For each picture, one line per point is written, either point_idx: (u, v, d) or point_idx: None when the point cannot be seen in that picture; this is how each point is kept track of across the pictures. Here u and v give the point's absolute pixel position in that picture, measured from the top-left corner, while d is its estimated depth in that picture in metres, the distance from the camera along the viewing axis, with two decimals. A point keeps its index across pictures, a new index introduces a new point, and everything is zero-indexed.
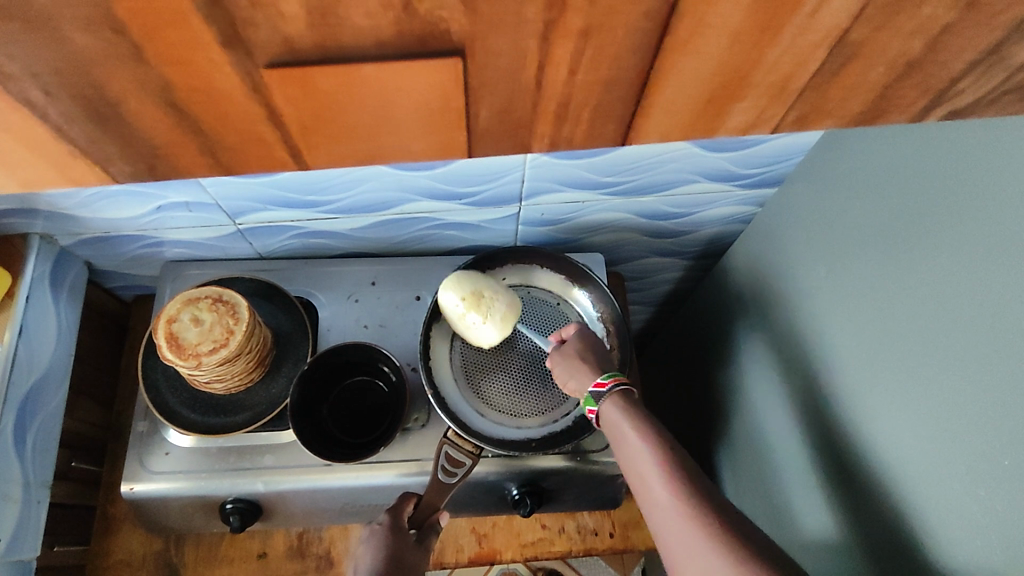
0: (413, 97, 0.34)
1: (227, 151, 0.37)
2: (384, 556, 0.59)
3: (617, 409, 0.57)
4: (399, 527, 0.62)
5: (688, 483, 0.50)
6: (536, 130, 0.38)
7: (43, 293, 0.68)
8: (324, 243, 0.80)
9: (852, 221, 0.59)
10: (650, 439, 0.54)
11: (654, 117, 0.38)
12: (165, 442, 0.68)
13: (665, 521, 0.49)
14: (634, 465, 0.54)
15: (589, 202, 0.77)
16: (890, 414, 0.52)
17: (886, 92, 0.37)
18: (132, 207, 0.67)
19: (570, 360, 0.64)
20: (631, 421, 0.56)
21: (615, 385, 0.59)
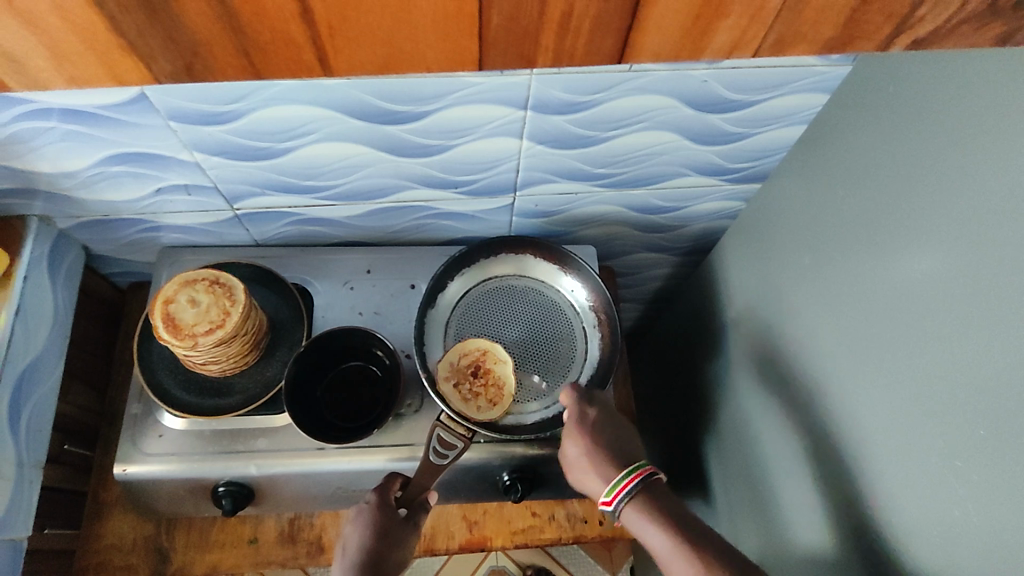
0: (439, 5, 0.38)
1: (260, 54, 0.40)
2: (371, 535, 0.60)
3: (640, 509, 0.59)
4: (387, 505, 0.63)
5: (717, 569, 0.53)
6: (542, 43, 0.41)
7: (41, 274, 0.69)
8: (319, 232, 0.80)
9: (835, 210, 0.61)
10: (677, 542, 0.56)
11: (665, 34, 0.41)
12: (159, 425, 0.68)
13: None
14: (667, 565, 0.56)
15: (582, 194, 0.78)
16: (873, 394, 0.54)
17: (854, 18, 0.41)
18: (131, 190, 0.68)
19: (581, 463, 0.64)
20: (658, 521, 0.58)
21: (631, 488, 0.60)
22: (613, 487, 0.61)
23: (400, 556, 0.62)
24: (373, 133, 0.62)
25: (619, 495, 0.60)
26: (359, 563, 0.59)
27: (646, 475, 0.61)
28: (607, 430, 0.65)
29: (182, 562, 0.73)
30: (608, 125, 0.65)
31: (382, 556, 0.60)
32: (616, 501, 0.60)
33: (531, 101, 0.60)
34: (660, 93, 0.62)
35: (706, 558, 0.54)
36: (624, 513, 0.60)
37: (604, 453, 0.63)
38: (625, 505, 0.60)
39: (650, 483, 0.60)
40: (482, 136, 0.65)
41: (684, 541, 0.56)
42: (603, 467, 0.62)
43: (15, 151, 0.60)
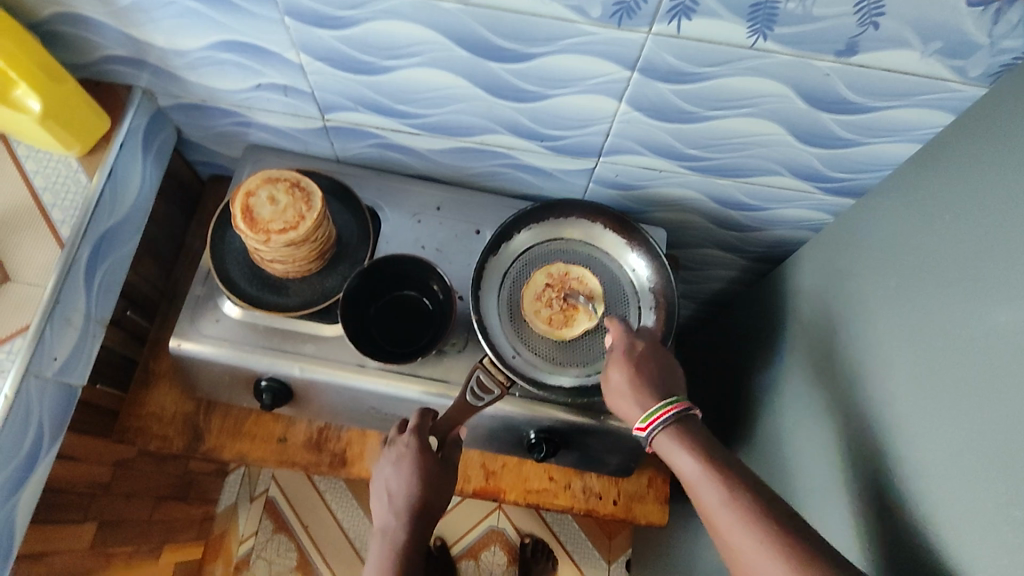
0: None
1: None
2: (419, 480, 0.60)
3: (675, 437, 0.58)
4: (428, 450, 0.62)
5: (744, 498, 0.52)
6: None
7: (134, 145, 0.71)
8: (399, 160, 0.81)
9: (932, 237, 0.58)
10: (708, 467, 0.54)
11: None
12: (217, 310, 0.71)
13: (739, 548, 0.50)
14: (695, 487, 0.55)
15: (666, 172, 0.76)
16: (937, 432, 0.52)
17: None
18: (234, 80, 0.69)
19: (624, 390, 0.62)
20: (691, 445, 0.57)
21: (666, 417, 0.59)
22: (650, 415, 0.59)
23: (450, 488, 0.63)
24: (476, 67, 0.62)
25: (654, 423, 0.59)
26: (411, 507, 0.60)
27: (682, 410, 0.59)
28: (653, 362, 0.63)
29: (213, 444, 0.76)
30: (714, 103, 0.63)
31: (431, 499, 0.61)
32: (651, 428, 0.59)
33: (641, 62, 0.58)
34: (776, 79, 0.59)
35: (735, 484, 0.53)
36: (658, 440, 0.59)
37: (649, 386, 0.61)
38: (658, 433, 0.59)
39: (686, 417, 0.59)
40: (583, 91, 0.63)
41: (713, 466, 0.54)
42: (646, 396, 0.61)
43: (136, 20, 0.62)
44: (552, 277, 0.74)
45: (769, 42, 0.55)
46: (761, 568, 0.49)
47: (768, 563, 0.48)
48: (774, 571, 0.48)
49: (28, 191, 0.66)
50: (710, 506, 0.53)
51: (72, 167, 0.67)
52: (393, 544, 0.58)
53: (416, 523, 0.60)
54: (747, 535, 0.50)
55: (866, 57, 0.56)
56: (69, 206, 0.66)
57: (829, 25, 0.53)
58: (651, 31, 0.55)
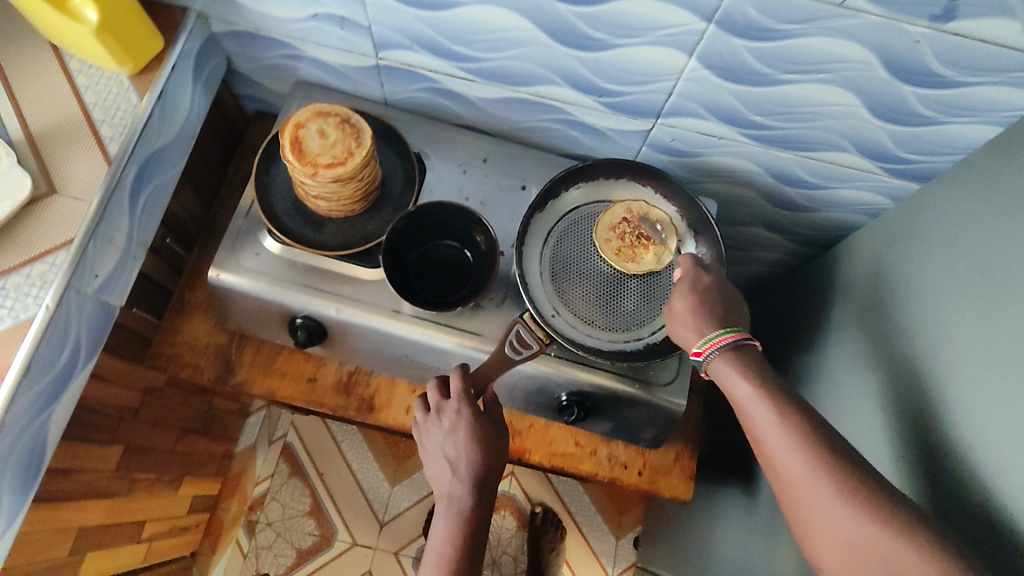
0: None
1: None
2: (473, 442, 0.59)
3: (731, 362, 0.55)
4: (479, 412, 0.60)
5: (801, 427, 0.50)
6: None
7: (185, 69, 0.70)
8: (449, 107, 0.79)
9: (1007, 222, 0.54)
10: (764, 393, 0.52)
11: None
12: (258, 243, 0.70)
13: (793, 478, 0.49)
14: (748, 412, 0.53)
15: (725, 140, 0.73)
16: (995, 424, 0.49)
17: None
18: (290, 8, 0.67)
19: (687, 318, 0.60)
20: (748, 371, 0.54)
21: (726, 343, 0.56)
22: (709, 339, 0.57)
23: (505, 447, 0.62)
24: (543, 8, 0.59)
25: (711, 347, 0.57)
26: (474, 472, 0.59)
27: (741, 338, 0.57)
28: (717, 293, 0.61)
29: (243, 378, 0.76)
30: (790, 66, 0.60)
31: (491, 460, 0.60)
32: (708, 353, 0.57)
33: (719, 13, 0.55)
34: (861, 41, 0.56)
35: (792, 411, 0.51)
36: (713, 365, 0.57)
37: (710, 314, 0.59)
38: (713, 358, 0.57)
39: (746, 344, 0.56)
40: (652, 42, 0.60)
41: (770, 393, 0.52)
42: (705, 322, 0.59)
43: None
44: (631, 214, 0.72)
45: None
46: (813, 495, 0.47)
47: (820, 491, 0.47)
48: (828, 508, 0.46)
49: (78, 106, 0.65)
50: (764, 432, 0.51)
51: (123, 85, 0.66)
52: (458, 510, 0.58)
53: (482, 488, 0.59)
54: (803, 467, 0.48)
55: (964, 23, 0.52)
56: (118, 124, 0.65)
57: None
58: None
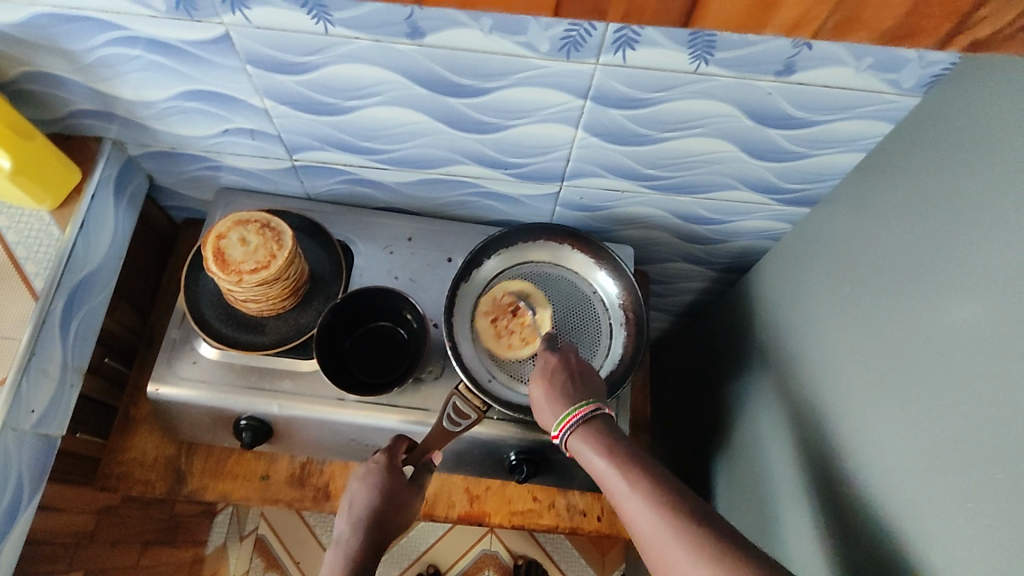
0: None
1: None
2: (378, 496, 0.62)
3: (583, 436, 0.60)
4: (394, 471, 0.64)
5: (649, 482, 0.53)
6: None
7: (106, 195, 0.73)
8: (369, 194, 0.83)
9: (878, 245, 0.60)
10: (613, 457, 0.56)
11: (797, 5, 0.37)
12: (195, 352, 0.72)
13: (646, 530, 0.50)
14: (606, 484, 0.56)
15: (628, 192, 0.79)
16: (889, 430, 0.54)
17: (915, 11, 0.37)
18: (201, 127, 0.71)
19: (542, 403, 0.64)
20: (598, 441, 0.59)
21: (574, 421, 0.61)
22: (561, 419, 0.62)
23: (403, 520, 0.63)
24: (434, 102, 0.64)
25: (566, 426, 0.61)
26: (365, 519, 0.60)
27: (588, 409, 0.61)
28: (567, 369, 0.66)
29: (195, 486, 0.76)
30: (665, 126, 0.66)
31: (385, 516, 0.62)
32: (563, 433, 0.61)
33: (592, 90, 0.61)
34: (722, 100, 0.62)
35: (638, 472, 0.54)
36: (571, 442, 0.61)
37: (561, 392, 0.64)
38: (569, 433, 0.61)
39: (596, 416, 0.61)
40: (540, 120, 0.66)
41: (619, 457, 0.56)
42: (559, 402, 0.63)
43: (102, 74, 0.64)
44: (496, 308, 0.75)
45: (711, 66, 0.57)
46: (666, 550, 0.48)
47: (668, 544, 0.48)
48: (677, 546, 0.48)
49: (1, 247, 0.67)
50: (618, 495, 0.54)
51: (44, 221, 0.68)
52: (344, 552, 0.58)
53: (369, 538, 0.60)
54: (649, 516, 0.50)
55: (804, 75, 0.58)
56: (42, 259, 0.67)
57: (764, 48, 0.55)
58: (598, 62, 0.57)
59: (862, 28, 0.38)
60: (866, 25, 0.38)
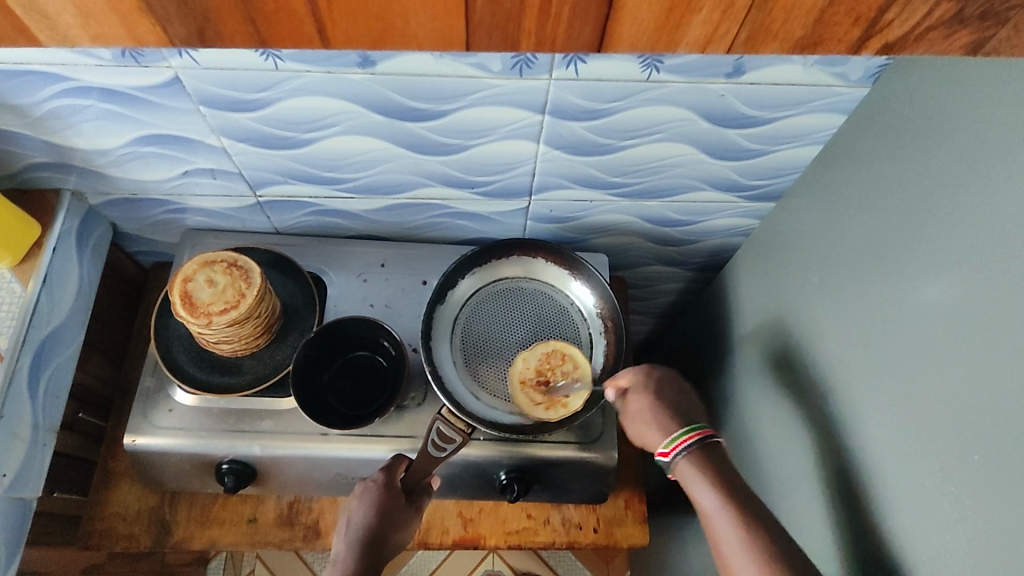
0: None
1: (521, 17, 0.38)
2: (376, 515, 0.62)
3: (697, 465, 0.60)
4: (392, 492, 0.64)
5: (762, 537, 0.54)
6: (683, 21, 0.38)
7: (69, 247, 0.71)
8: (338, 224, 0.82)
9: (845, 233, 0.61)
10: (729, 500, 0.56)
11: (703, 24, 0.38)
12: (170, 399, 0.70)
13: None
14: (713, 525, 0.56)
15: (596, 201, 0.79)
16: (873, 417, 0.54)
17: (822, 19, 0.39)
18: (161, 170, 0.70)
19: (647, 422, 0.65)
20: (711, 477, 0.58)
21: (694, 441, 0.61)
22: (674, 439, 0.62)
23: (404, 537, 0.64)
24: (394, 128, 0.64)
25: (677, 447, 0.61)
26: (359, 539, 0.61)
27: (704, 437, 0.62)
28: (670, 389, 0.67)
29: (181, 536, 0.75)
30: (624, 134, 0.66)
31: (382, 536, 0.62)
32: (673, 453, 0.62)
33: (549, 105, 0.62)
34: (677, 104, 0.63)
35: (752, 525, 0.55)
36: (679, 466, 0.61)
37: (668, 410, 0.65)
38: (681, 458, 0.61)
39: (714, 440, 0.61)
40: (501, 138, 0.66)
41: (734, 502, 0.56)
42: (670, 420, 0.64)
43: (54, 126, 0.63)
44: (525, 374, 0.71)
45: (663, 73, 0.58)
46: None
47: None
48: None
49: None
50: (725, 540, 0.55)
51: (5, 278, 0.67)
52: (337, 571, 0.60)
53: (362, 558, 0.61)
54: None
55: (755, 74, 0.59)
56: (5, 318, 0.65)
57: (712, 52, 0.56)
58: (551, 77, 0.58)
59: (777, 38, 0.40)
60: (779, 35, 0.40)
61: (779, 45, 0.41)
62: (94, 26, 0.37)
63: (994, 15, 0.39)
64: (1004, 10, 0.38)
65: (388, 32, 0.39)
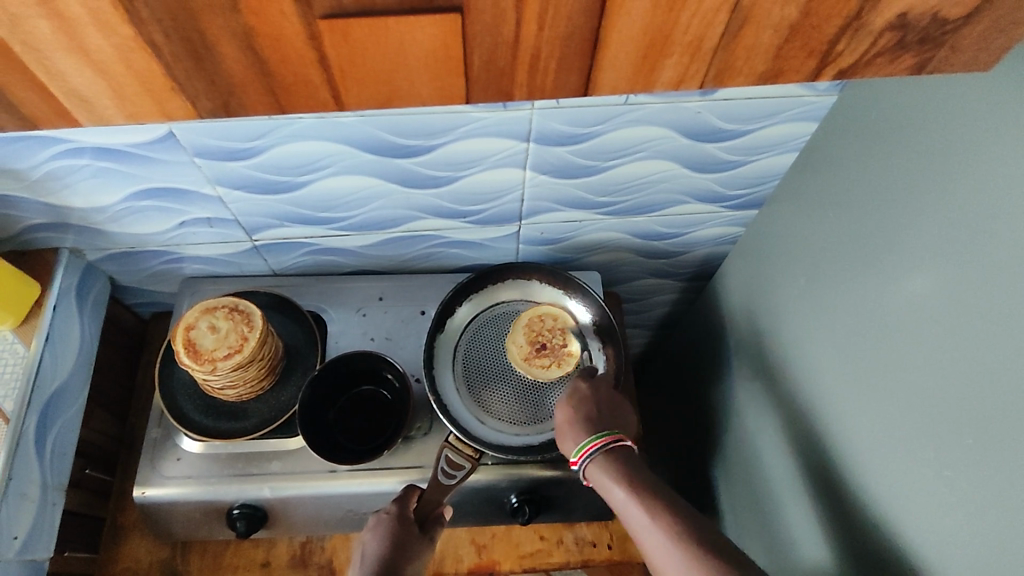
0: (580, 32, 0.37)
1: (506, 73, 0.39)
2: (389, 546, 0.61)
3: (602, 468, 0.61)
4: (404, 520, 0.64)
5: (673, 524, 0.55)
6: (659, 66, 0.40)
7: (69, 304, 0.72)
8: (334, 261, 0.83)
9: (828, 233, 0.63)
10: (635, 492, 0.58)
11: (676, 66, 0.40)
12: (177, 448, 0.71)
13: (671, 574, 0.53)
14: (629, 519, 0.58)
15: (585, 221, 0.81)
16: (867, 409, 0.55)
17: (779, 55, 0.40)
18: (157, 223, 0.72)
19: (565, 427, 0.65)
20: (620, 476, 0.60)
21: (598, 449, 0.62)
22: (579, 448, 0.63)
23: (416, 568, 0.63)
24: (384, 165, 0.66)
25: (585, 454, 0.62)
26: (372, 571, 0.60)
27: (606, 443, 0.62)
28: (595, 399, 0.67)
29: None
30: (607, 155, 0.69)
31: (397, 567, 0.61)
32: (583, 460, 0.62)
33: (532, 133, 0.64)
34: (656, 124, 0.65)
35: (663, 514, 0.56)
36: (589, 471, 0.62)
37: (585, 422, 0.65)
38: (589, 463, 0.62)
39: (621, 446, 0.62)
40: (488, 167, 0.68)
41: (643, 494, 0.58)
42: (579, 431, 0.64)
43: (51, 187, 0.64)
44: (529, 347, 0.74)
45: (639, 96, 0.61)
46: None
47: None
48: None
49: None
50: (642, 532, 0.56)
51: (7, 339, 0.67)
52: None
53: None
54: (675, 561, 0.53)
55: (727, 90, 0.62)
56: (9, 380, 0.65)
57: None
58: (534, 107, 0.60)
59: (741, 73, 0.41)
60: (743, 70, 0.41)
61: (750, 73, 0.41)
62: (129, 107, 0.38)
63: (931, 39, 0.40)
64: (941, 34, 0.40)
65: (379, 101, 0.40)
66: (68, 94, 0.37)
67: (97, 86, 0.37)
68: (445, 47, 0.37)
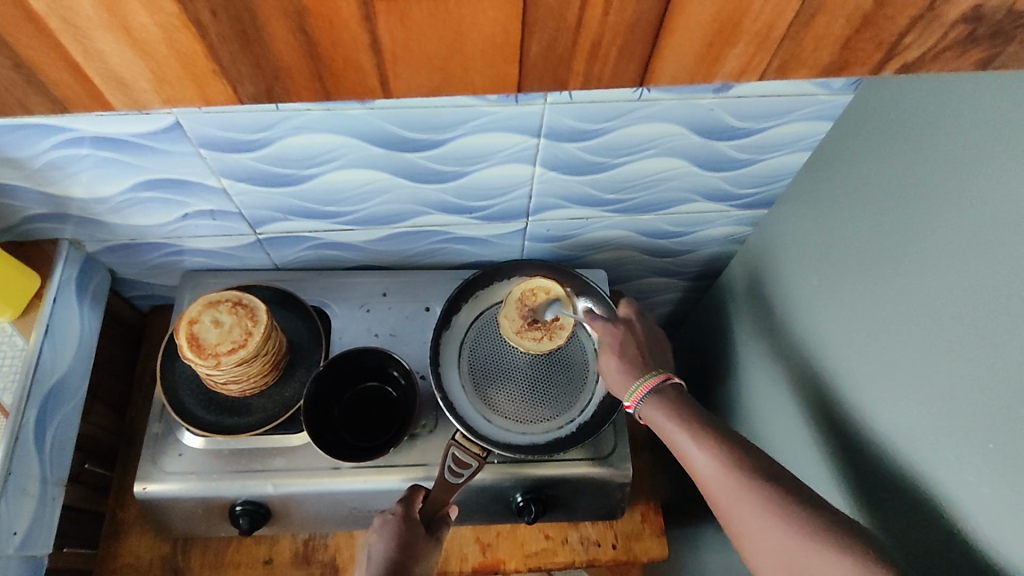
0: (646, 20, 0.36)
1: (565, 61, 0.38)
2: (395, 546, 0.61)
3: (655, 406, 0.61)
4: (411, 521, 0.63)
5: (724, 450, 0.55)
6: (724, 54, 0.39)
7: (69, 296, 0.71)
8: (338, 256, 0.82)
9: (842, 233, 0.62)
10: (689, 425, 0.58)
11: (740, 57, 0.39)
12: (179, 444, 0.70)
13: (725, 495, 0.52)
14: (682, 453, 0.57)
15: (592, 218, 0.80)
16: (884, 412, 0.55)
17: (846, 45, 0.39)
18: (159, 215, 0.70)
19: (615, 373, 0.66)
20: (672, 414, 0.60)
21: (651, 387, 0.63)
22: (633, 391, 0.64)
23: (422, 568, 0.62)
24: (393, 159, 0.65)
25: (638, 397, 0.63)
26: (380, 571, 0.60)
27: (660, 382, 0.63)
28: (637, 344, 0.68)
29: None
30: (617, 152, 0.68)
31: (403, 568, 0.60)
32: (636, 404, 0.63)
33: (543, 129, 0.63)
34: (668, 120, 0.64)
35: (715, 444, 0.55)
36: (643, 411, 0.62)
37: (635, 364, 0.66)
38: (640, 406, 0.63)
39: (670, 385, 0.63)
40: (498, 162, 0.67)
41: (696, 428, 0.57)
42: (633, 373, 0.65)
43: (52, 177, 0.63)
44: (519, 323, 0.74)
45: (653, 92, 0.60)
46: (744, 514, 0.51)
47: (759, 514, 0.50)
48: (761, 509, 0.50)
49: None
50: (694, 464, 0.56)
51: (6, 331, 0.66)
52: None
53: None
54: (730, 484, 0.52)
55: (742, 88, 0.61)
56: (8, 372, 0.64)
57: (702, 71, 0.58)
58: (546, 102, 0.59)
59: (804, 66, 0.41)
60: (808, 64, 0.40)
61: (819, 62, 0.40)
62: (166, 90, 0.38)
63: (1003, 33, 0.39)
64: (1013, 28, 0.39)
65: (427, 89, 0.40)
66: (105, 77, 0.37)
67: (136, 67, 0.36)
68: (506, 31, 0.36)
